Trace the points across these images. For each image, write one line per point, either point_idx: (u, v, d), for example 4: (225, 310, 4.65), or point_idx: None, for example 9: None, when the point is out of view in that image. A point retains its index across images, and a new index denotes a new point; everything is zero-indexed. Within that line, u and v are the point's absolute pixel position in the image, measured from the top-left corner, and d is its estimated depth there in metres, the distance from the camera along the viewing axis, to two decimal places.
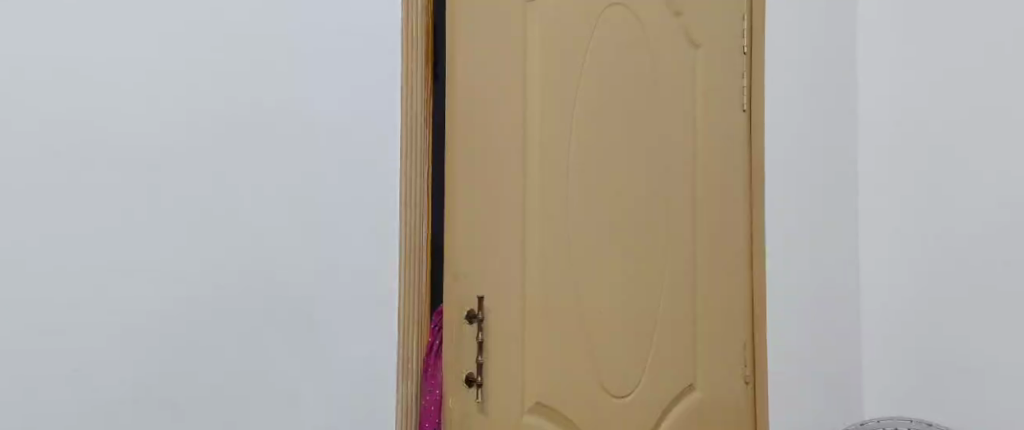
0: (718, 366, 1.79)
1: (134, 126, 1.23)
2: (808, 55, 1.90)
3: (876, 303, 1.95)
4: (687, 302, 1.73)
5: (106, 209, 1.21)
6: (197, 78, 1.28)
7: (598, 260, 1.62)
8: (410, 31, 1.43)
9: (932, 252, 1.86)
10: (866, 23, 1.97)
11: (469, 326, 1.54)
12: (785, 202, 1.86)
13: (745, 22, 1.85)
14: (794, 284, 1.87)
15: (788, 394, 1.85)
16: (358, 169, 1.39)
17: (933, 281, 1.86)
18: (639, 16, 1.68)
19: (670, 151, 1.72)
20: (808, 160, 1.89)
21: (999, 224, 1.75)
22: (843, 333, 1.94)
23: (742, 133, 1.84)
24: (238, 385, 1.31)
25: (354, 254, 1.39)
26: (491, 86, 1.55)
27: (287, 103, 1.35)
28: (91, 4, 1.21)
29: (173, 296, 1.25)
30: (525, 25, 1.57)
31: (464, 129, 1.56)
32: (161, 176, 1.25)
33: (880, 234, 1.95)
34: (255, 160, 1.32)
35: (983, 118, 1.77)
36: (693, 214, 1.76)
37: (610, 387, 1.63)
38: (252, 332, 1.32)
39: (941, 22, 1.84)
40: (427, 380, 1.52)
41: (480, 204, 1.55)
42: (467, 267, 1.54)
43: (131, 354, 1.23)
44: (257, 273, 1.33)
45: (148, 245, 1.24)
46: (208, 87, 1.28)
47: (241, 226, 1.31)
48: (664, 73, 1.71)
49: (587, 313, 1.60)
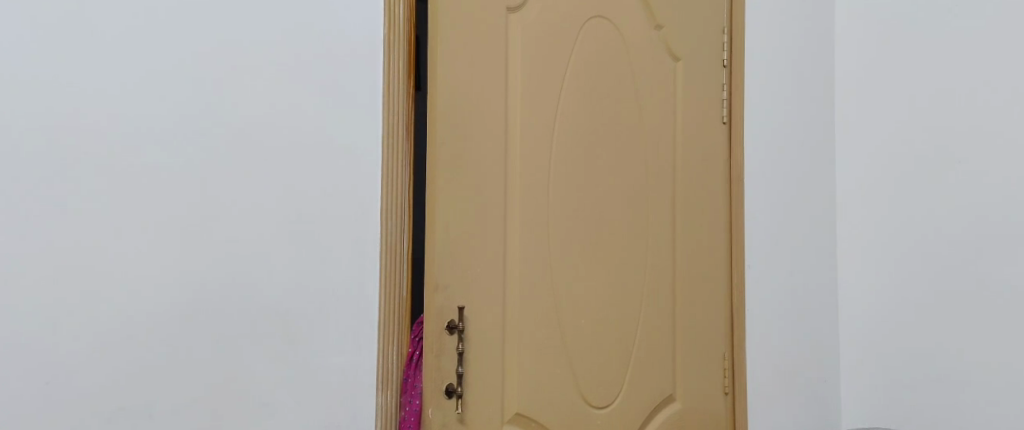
0: (698, 376, 1.80)
1: (116, 130, 1.22)
2: (786, 74, 1.98)
3: (854, 313, 2.05)
4: (667, 311, 1.75)
5: (90, 215, 1.20)
6: (183, 93, 1.26)
7: (578, 269, 1.62)
8: (390, 46, 1.43)
9: (911, 263, 1.94)
10: (842, 48, 2.08)
11: (450, 337, 1.47)
12: (766, 213, 1.92)
13: (725, 35, 1.88)
14: (771, 295, 1.92)
15: (765, 403, 1.89)
16: (339, 176, 1.38)
17: (910, 294, 1.94)
18: (620, 28, 1.69)
19: (651, 159, 1.73)
20: (786, 182, 1.96)
21: (973, 238, 1.84)
22: (819, 344, 2.01)
23: (722, 144, 1.86)
24: (213, 396, 1.27)
25: (335, 264, 1.37)
26: (472, 90, 1.50)
27: (271, 116, 1.33)
28: (69, 7, 1.20)
29: (149, 306, 1.23)
30: (509, 31, 1.55)
31: (442, 138, 1.48)
32: (143, 181, 1.23)
33: (857, 247, 2.04)
34: (237, 170, 1.30)
35: (954, 132, 1.87)
36: (674, 222, 1.77)
37: (590, 398, 1.63)
38: (233, 339, 1.29)
39: (909, 45, 1.95)
40: (407, 392, 1.46)
41: (462, 212, 1.49)
42: (447, 279, 1.48)
43: (107, 363, 1.21)
44: (235, 286, 1.30)
45: (129, 250, 1.22)
46: (190, 100, 1.27)
47: (220, 234, 1.28)
48: (644, 84, 1.73)
49: (567, 322, 1.60)
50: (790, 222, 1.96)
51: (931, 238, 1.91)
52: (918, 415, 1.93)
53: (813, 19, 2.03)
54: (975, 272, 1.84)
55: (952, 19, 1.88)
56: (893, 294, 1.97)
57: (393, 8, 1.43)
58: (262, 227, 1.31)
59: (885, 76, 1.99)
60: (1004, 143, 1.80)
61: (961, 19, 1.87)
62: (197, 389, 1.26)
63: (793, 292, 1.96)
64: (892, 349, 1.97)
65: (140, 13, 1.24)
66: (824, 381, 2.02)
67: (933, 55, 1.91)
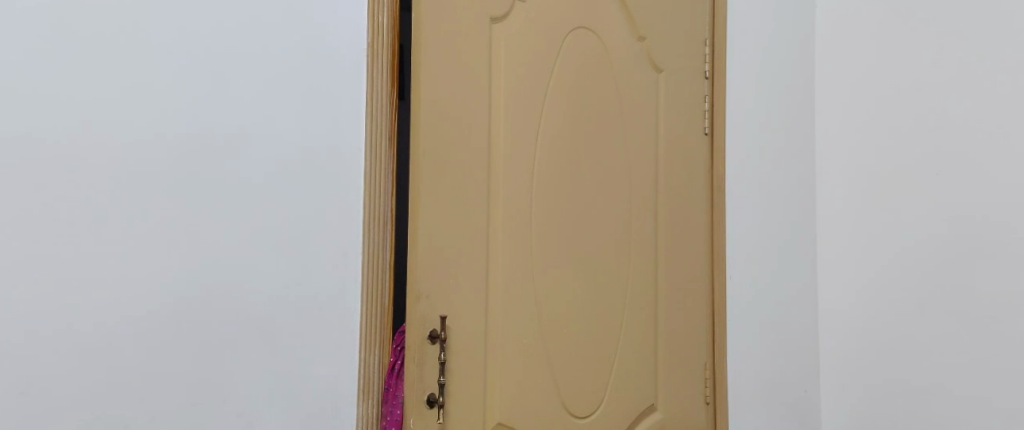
0: (678, 387, 1.82)
1: (96, 138, 1.21)
2: (767, 87, 2.00)
3: (834, 324, 2.09)
4: (648, 322, 1.76)
5: (69, 221, 1.19)
6: (171, 100, 1.26)
7: (559, 280, 1.62)
8: (374, 56, 1.42)
9: (888, 274, 1.98)
10: (824, 63, 2.12)
11: (431, 346, 1.46)
12: (747, 224, 1.94)
13: (707, 48, 1.90)
14: (751, 304, 1.94)
15: (746, 412, 1.92)
16: (319, 186, 1.37)
17: (888, 304, 1.98)
18: (602, 40, 1.70)
19: (632, 170, 1.74)
20: (768, 195, 1.99)
21: (952, 252, 1.88)
22: (799, 356, 2.04)
23: (704, 155, 1.89)
24: (193, 408, 1.26)
25: (320, 274, 1.36)
26: (455, 101, 1.49)
27: (257, 127, 1.32)
28: (47, 16, 1.19)
29: (127, 314, 1.22)
30: (492, 41, 1.54)
31: (426, 149, 1.46)
32: (126, 192, 1.22)
33: (839, 260, 2.07)
34: (220, 180, 1.29)
35: (933, 144, 1.91)
36: (655, 233, 1.78)
37: (572, 409, 1.63)
38: (214, 349, 1.28)
39: (889, 59, 1.99)
40: (389, 402, 1.43)
41: (443, 222, 1.47)
42: (428, 288, 1.45)
43: (84, 373, 1.20)
44: (219, 296, 1.29)
45: (111, 259, 1.21)
46: (177, 108, 1.26)
47: (200, 241, 1.27)
48: (626, 96, 1.74)
49: (549, 333, 1.60)
50: (772, 235, 1.99)
51: (909, 250, 1.94)
52: (898, 423, 1.96)
53: (792, 31, 2.06)
54: (953, 284, 1.87)
55: (931, 33, 1.92)
56: (875, 305, 2.00)
57: (377, 18, 1.43)
58: (247, 236, 1.31)
59: (865, 89, 2.03)
60: (981, 154, 1.84)
61: (939, 33, 1.91)
62: (176, 399, 1.25)
63: (775, 303, 1.98)
64: (872, 361, 2.01)
65: (128, 18, 1.24)
66: (803, 391, 2.05)
67: (912, 68, 1.95)
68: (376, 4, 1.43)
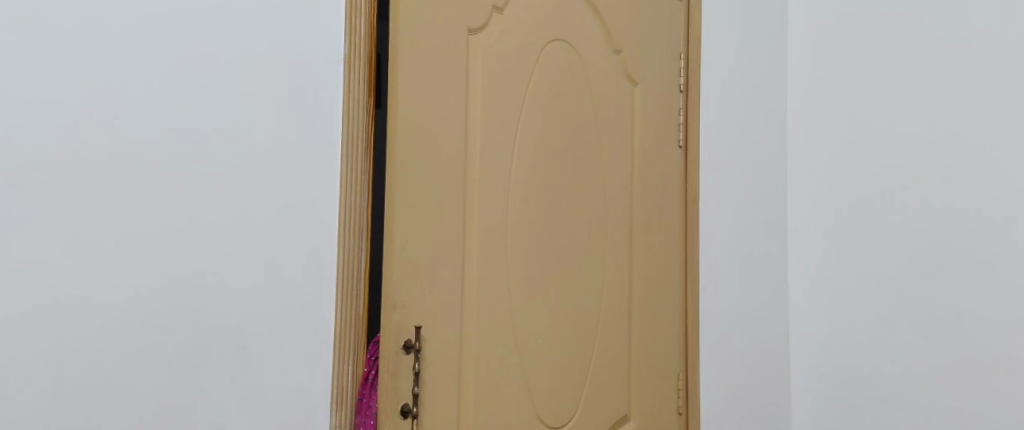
0: (651, 396, 1.85)
1: (64, 144, 1.17)
2: (741, 102, 2.08)
3: (801, 335, 2.19)
4: (622, 331, 1.79)
5: (37, 225, 1.16)
6: (157, 108, 1.23)
7: (531, 290, 1.62)
8: (351, 65, 1.41)
9: (856, 281, 2.08)
10: (795, 77, 2.22)
11: (406, 356, 1.44)
12: (717, 233, 1.99)
13: (682, 61, 1.96)
14: (728, 310, 2.01)
15: (719, 420, 1.97)
16: (295, 188, 1.35)
17: (851, 302, 2.09)
18: (579, 50, 1.72)
19: (610, 182, 1.77)
20: (743, 207, 2.06)
21: (925, 251, 1.96)
22: (770, 366, 2.12)
23: (678, 166, 1.93)
24: (163, 416, 1.23)
25: (292, 282, 1.34)
26: (430, 113, 1.47)
27: (230, 134, 1.29)
28: (19, 17, 1.16)
29: (96, 321, 1.19)
30: (469, 51, 1.53)
31: (402, 159, 1.44)
32: (97, 192, 1.19)
33: (806, 268, 2.18)
34: (191, 181, 1.25)
35: (906, 157, 2.00)
36: (630, 244, 1.82)
37: (545, 419, 1.64)
38: (184, 357, 1.25)
39: (859, 77, 2.09)
40: (362, 412, 1.42)
41: (419, 232, 1.46)
42: (404, 298, 1.44)
43: (50, 378, 1.16)
44: (194, 306, 1.26)
45: (78, 266, 1.18)
46: (164, 114, 1.24)
47: (168, 247, 1.24)
48: (604, 107, 1.76)
49: (522, 344, 1.60)
50: (745, 243, 2.06)
51: (880, 258, 2.04)
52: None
53: (763, 50, 2.15)
54: (924, 296, 1.96)
55: (897, 48, 2.02)
56: (843, 310, 2.10)
57: (353, 26, 1.42)
58: (216, 243, 1.27)
59: (837, 104, 2.13)
60: (955, 158, 1.93)
61: (906, 50, 2.01)
62: (146, 407, 1.22)
63: (745, 311, 2.05)
64: (838, 367, 2.11)
65: (110, 19, 1.21)
66: (773, 399, 2.13)
67: (884, 83, 2.04)
68: (353, 11, 1.42)
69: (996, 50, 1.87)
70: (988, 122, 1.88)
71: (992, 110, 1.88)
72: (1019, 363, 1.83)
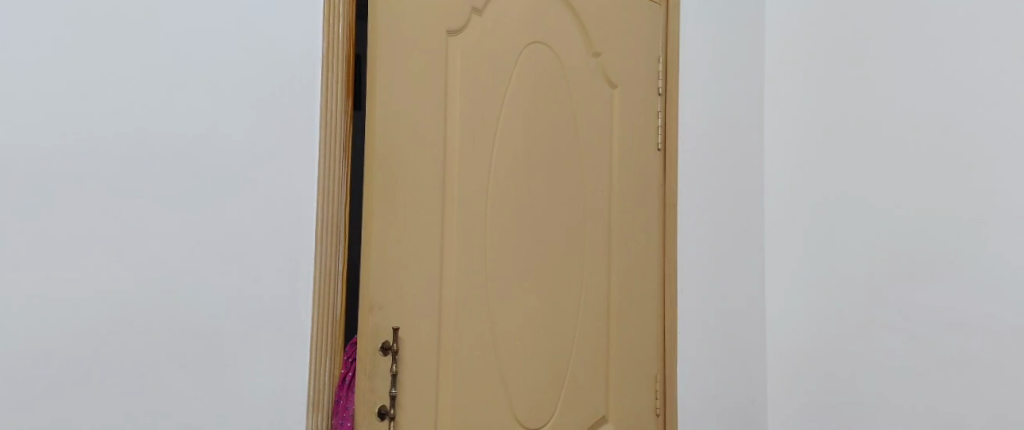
0: (629, 397, 1.86)
1: (38, 142, 1.15)
2: (719, 108, 2.10)
3: (777, 339, 2.22)
4: (601, 331, 1.80)
5: (10, 225, 1.13)
6: (137, 107, 1.22)
7: (510, 291, 1.62)
8: (328, 66, 1.40)
9: (832, 285, 2.12)
10: (771, 83, 2.26)
11: (383, 358, 1.43)
12: (693, 235, 2.01)
13: (660, 64, 1.97)
14: (705, 312, 2.02)
15: (697, 420, 1.99)
16: (269, 189, 1.33)
17: (825, 303, 2.13)
18: (558, 52, 1.72)
19: (589, 184, 1.78)
20: (721, 210, 2.09)
21: (900, 252, 1.99)
22: (746, 367, 2.14)
23: (657, 170, 1.95)
24: (135, 417, 1.21)
25: (264, 287, 1.32)
26: (410, 115, 1.47)
27: (204, 136, 1.27)
28: None
29: (69, 322, 1.17)
30: (449, 53, 1.53)
31: (381, 160, 1.43)
32: (64, 194, 1.17)
33: (783, 271, 2.21)
34: (166, 180, 1.24)
35: (882, 161, 2.03)
36: (609, 245, 1.82)
37: (522, 419, 1.64)
38: (157, 359, 1.23)
39: (836, 83, 2.12)
40: (338, 414, 1.41)
41: (398, 234, 1.45)
42: (382, 300, 1.43)
43: (19, 379, 1.14)
44: (167, 308, 1.24)
45: (51, 265, 1.16)
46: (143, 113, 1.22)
47: (140, 249, 1.21)
48: (582, 108, 1.77)
49: (500, 344, 1.60)
50: (721, 247, 2.08)
51: (856, 261, 2.07)
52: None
53: (741, 57, 2.18)
54: (897, 300, 2.00)
55: (872, 56, 2.06)
56: (822, 313, 2.13)
57: (331, 27, 1.41)
58: (190, 244, 1.26)
59: (813, 109, 2.16)
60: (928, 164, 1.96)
61: (882, 56, 2.04)
62: (118, 408, 1.20)
63: (721, 313, 2.07)
64: (813, 367, 2.14)
65: (85, 13, 1.19)
66: (749, 399, 2.15)
67: (860, 89, 2.08)
68: (331, 12, 1.41)
69: (965, 57, 1.91)
70: (961, 126, 1.91)
71: (963, 114, 1.91)
72: (989, 363, 1.86)
